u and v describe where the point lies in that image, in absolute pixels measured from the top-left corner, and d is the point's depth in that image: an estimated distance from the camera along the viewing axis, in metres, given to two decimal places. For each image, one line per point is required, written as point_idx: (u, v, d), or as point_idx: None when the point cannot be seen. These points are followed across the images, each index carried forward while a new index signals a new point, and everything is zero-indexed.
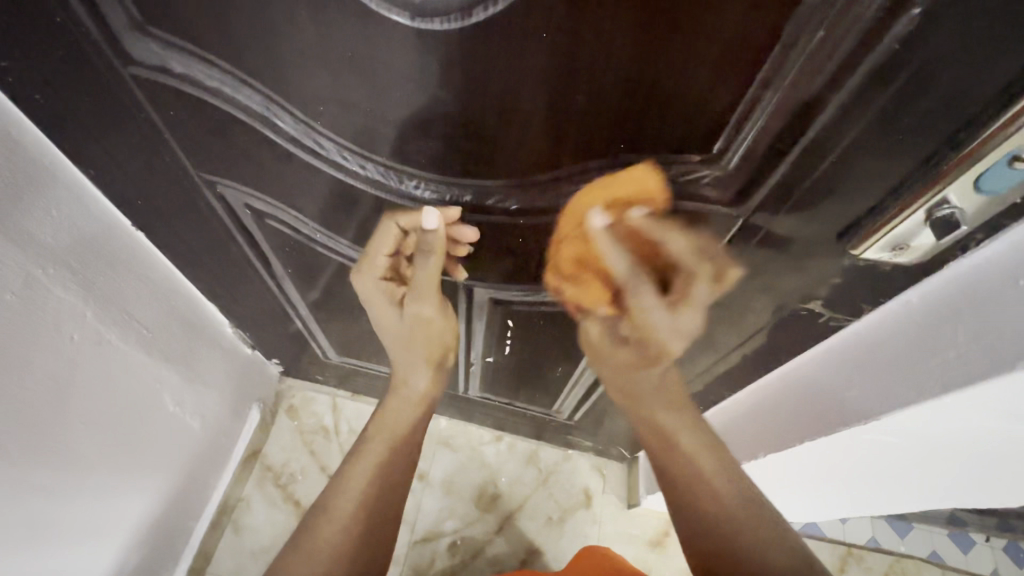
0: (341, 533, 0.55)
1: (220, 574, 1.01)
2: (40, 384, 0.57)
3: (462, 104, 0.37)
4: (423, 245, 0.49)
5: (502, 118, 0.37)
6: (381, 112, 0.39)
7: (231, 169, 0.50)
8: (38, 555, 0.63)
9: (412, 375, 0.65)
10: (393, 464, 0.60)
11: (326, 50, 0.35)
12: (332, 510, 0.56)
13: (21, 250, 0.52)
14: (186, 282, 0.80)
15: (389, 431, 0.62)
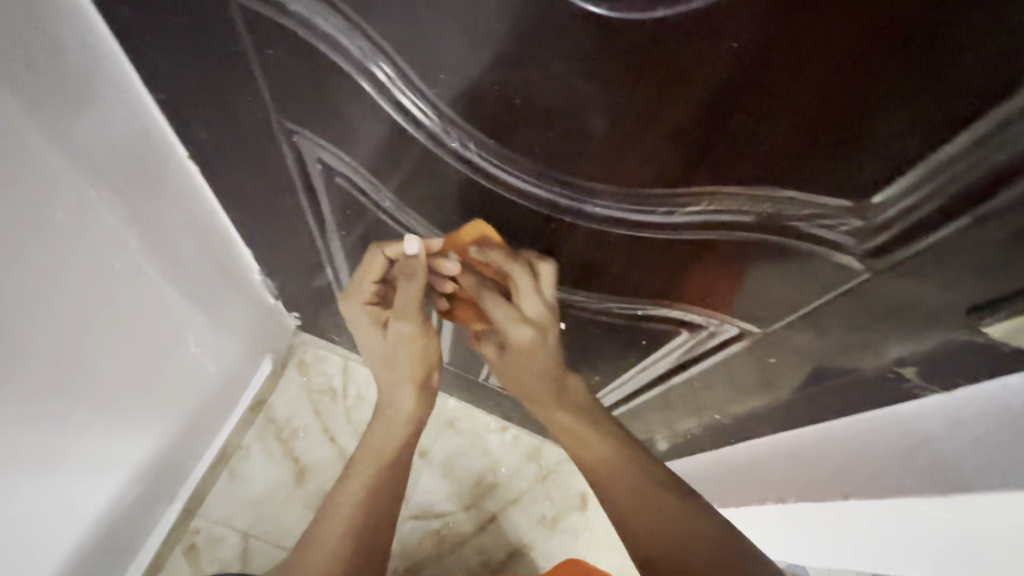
0: (326, 560, 0.55)
1: (210, 517, 1.00)
2: (77, 308, 0.54)
3: (604, 101, 0.34)
4: (406, 269, 0.55)
5: (642, 123, 0.34)
6: (508, 94, 0.36)
7: (315, 120, 0.47)
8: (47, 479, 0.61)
9: (399, 394, 0.68)
10: (377, 492, 0.61)
11: (470, 16, 0.32)
12: (316, 538, 0.57)
13: (77, 168, 0.49)
14: (228, 224, 0.77)
15: (374, 455, 0.63)
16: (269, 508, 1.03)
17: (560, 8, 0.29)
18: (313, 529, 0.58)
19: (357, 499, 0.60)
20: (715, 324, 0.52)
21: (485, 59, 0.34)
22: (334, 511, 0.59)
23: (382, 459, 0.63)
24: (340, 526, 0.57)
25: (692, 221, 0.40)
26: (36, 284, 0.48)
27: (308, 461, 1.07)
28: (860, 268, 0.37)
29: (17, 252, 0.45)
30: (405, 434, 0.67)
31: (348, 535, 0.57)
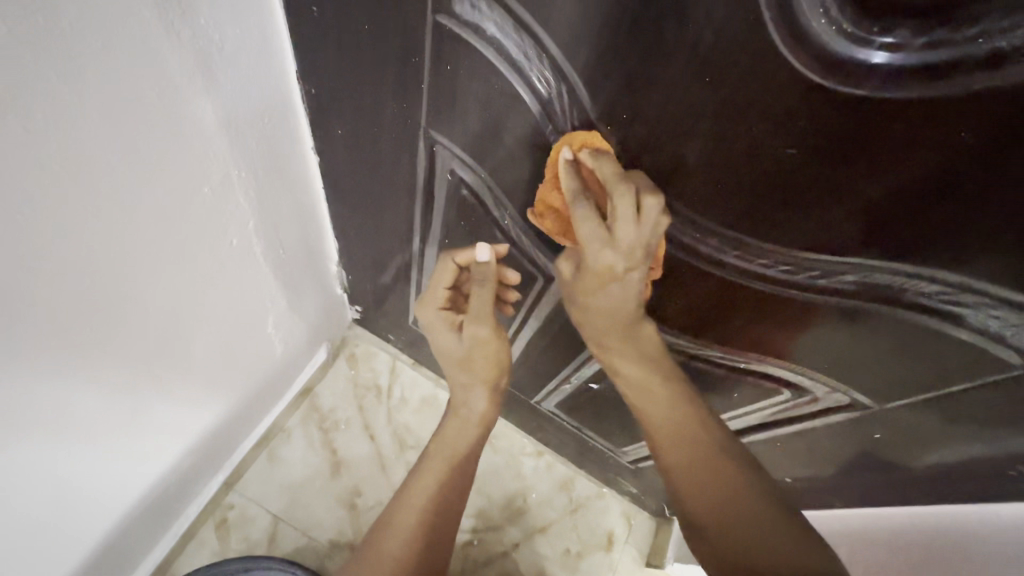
0: (403, 543, 0.61)
1: (245, 494, 1.01)
2: (192, 279, 0.57)
3: (786, 166, 0.34)
4: (479, 275, 0.59)
5: (821, 193, 0.34)
6: (683, 144, 0.37)
7: (466, 134, 0.49)
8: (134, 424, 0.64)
9: (471, 397, 0.69)
10: (448, 484, 0.65)
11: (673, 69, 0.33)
12: (396, 514, 0.63)
13: (229, 148, 0.51)
14: (325, 214, 0.79)
15: (448, 449, 0.68)
16: (302, 495, 1.03)
17: (777, 76, 0.30)
18: (394, 508, 0.64)
19: (432, 486, 0.65)
20: (824, 390, 0.51)
21: (672, 110, 0.35)
22: (411, 495, 0.64)
23: (455, 454, 0.67)
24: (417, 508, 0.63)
25: (839, 289, 0.40)
26: (170, 250, 0.51)
27: (345, 454, 1.08)
28: (1016, 360, 0.36)
29: (161, 218, 0.48)
30: (476, 436, 0.69)
31: (422, 518, 0.63)
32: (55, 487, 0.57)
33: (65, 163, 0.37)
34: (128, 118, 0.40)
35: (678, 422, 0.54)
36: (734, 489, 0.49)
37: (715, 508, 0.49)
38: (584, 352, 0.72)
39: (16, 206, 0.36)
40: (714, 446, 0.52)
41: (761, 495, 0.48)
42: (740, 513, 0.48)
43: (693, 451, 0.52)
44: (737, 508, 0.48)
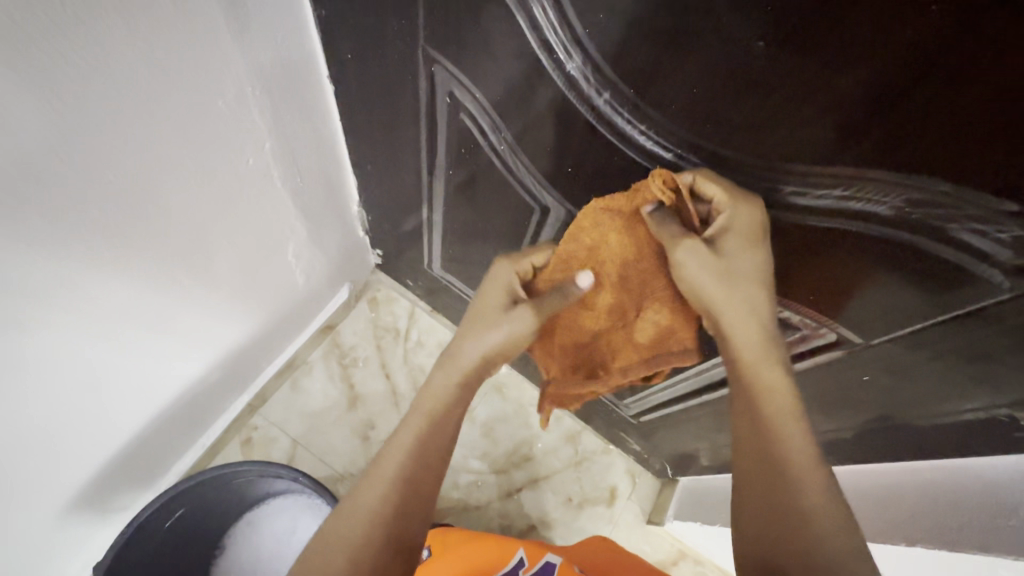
0: (374, 511, 0.49)
1: (269, 418, 1.08)
2: (212, 191, 0.61)
3: (766, 62, 0.33)
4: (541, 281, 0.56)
5: (800, 91, 0.33)
6: (660, 46, 0.36)
7: (462, 52, 0.49)
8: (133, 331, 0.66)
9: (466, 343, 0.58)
10: (422, 455, 0.52)
11: None
12: (360, 494, 0.50)
13: (245, 63, 0.54)
14: (344, 150, 0.82)
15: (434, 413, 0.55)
16: (320, 424, 1.10)
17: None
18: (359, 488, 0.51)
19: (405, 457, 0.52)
20: (812, 327, 0.50)
21: (649, 7, 0.34)
22: (379, 468, 0.52)
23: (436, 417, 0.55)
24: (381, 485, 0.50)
25: (824, 205, 0.39)
26: (189, 157, 0.55)
27: (362, 390, 1.13)
28: (1003, 284, 0.35)
29: (180, 124, 0.52)
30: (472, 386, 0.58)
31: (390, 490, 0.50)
32: (89, 371, 0.64)
33: (94, 57, 0.41)
34: (150, 20, 0.43)
35: (787, 412, 0.44)
36: (819, 514, 0.42)
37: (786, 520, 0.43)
38: None
39: (51, 92, 0.40)
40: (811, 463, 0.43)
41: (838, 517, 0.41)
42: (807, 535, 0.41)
43: (763, 454, 0.45)
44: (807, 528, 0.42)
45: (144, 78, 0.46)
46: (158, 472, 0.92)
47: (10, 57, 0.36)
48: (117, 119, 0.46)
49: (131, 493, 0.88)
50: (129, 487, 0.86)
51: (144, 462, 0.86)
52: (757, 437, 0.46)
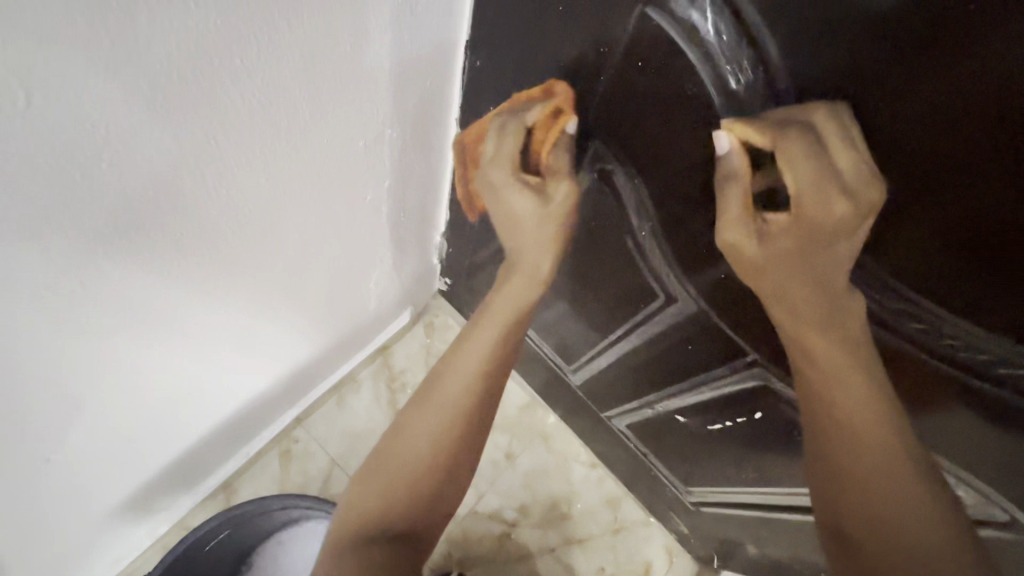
0: (426, 446, 0.52)
1: (311, 432, 1.06)
2: (324, 226, 0.59)
3: (943, 169, 0.32)
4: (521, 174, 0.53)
5: (975, 209, 0.32)
6: (904, 174, 0.34)
7: (629, 136, 0.46)
8: (215, 353, 0.64)
9: (474, 336, 0.56)
10: (446, 447, 0.52)
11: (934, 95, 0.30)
12: (388, 468, 0.51)
13: (392, 108, 0.52)
14: (445, 188, 0.79)
15: (436, 409, 0.53)
16: (360, 446, 1.07)
17: (993, 63, 0.27)
18: (373, 468, 0.52)
19: (429, 442, 0.52)
20: (971, 501, 0.46)
21: (861, 103, 0.32)
22: (405, 446, 0.52)
23: (444, 419, 0.52)
24: (434, 423, 0.52)
25: (960, 329, 0.37)
26: (315, 194, 0.53)
27: None
28: None
29: (316, 164, 0.49)
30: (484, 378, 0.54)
31: (425, 476, 0.51)
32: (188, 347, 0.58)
33: (258, 96, 0.39)
34: (320, 67, 0.40)
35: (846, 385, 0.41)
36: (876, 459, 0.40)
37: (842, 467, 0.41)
38: (678, 384, 0.68)
39: (212, 129, 0.38)
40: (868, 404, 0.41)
41: (913, 481, 0.39)
42: (898, 494, 0.39)
43: (836, 400, 0.41)
44: (892, 483, 0.39)
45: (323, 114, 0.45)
46: (200, 478, 0.90)
47: (183, 91, 0.34)
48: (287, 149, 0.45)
49: (172, 497, 0.86)
50: (171, 492, 0.84)
51: (190, 470, 0.84)
52: (820, 376, 0.42)
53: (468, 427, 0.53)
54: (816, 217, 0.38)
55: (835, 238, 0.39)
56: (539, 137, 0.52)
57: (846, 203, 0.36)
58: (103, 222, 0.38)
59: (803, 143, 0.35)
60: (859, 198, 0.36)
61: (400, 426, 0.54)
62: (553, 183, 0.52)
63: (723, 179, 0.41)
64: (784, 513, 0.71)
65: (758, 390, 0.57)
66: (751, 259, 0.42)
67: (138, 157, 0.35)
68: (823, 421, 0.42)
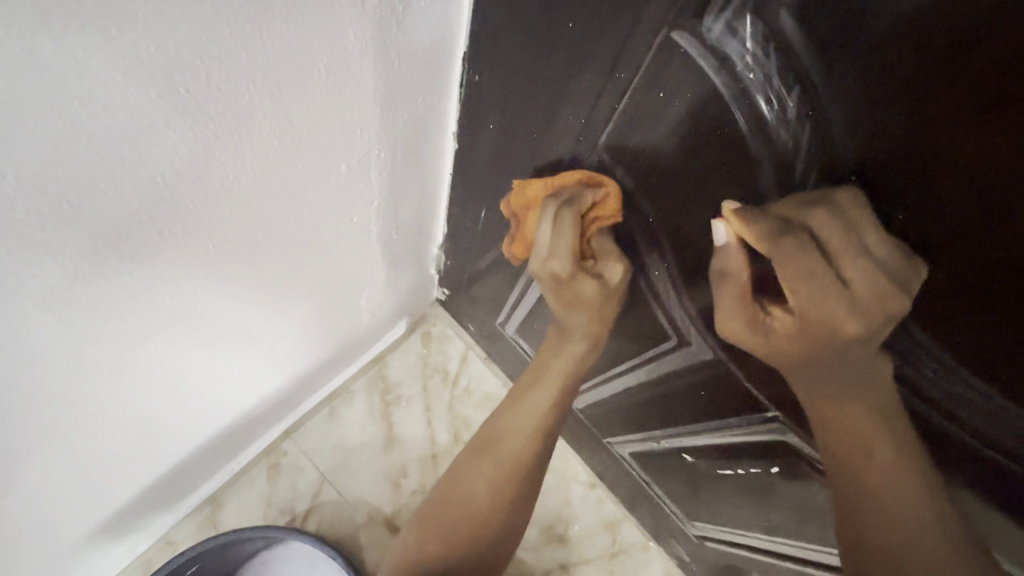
0: (488, 497, 0.57)
1: (301, 446, 1.02)
2: (307, 250, 0.54)
3: (960, 226, 0.28)
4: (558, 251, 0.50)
5: (988, 280, 0.29)
6: (975, 246, 0.28)
7: (647, 170, 0.40)
8: (192, 381, 0.59)
9: (528, 395, 0.59)
10: (502, 496, 0.57)
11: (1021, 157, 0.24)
12: (451, 511, 0.57)
13: (380, 126, 0.46)
14: (443, 200, 0.74)
15: (495, 457, 0.58)
16: (352, 460, 1.03)
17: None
18: (439, 512, 0.57)
19: (486, 489, 0.57)
20: None
21: (928, 155, 0.27)
22: (468, 493, 0.57)
23: (497, 468, 0.57)
24: (491, 481, 0.57)
25: (954, 403, 0.34)
26: (295, 222, 0.47)
27: (400, 432, 1.05)
28: None
29: (295, 193, 0.44)
30: (539, 430, 0.58)
31: (484, 520, 0.56)
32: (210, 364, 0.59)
33: (222, 131, 0.33)
34: (293, 92, 0.35)
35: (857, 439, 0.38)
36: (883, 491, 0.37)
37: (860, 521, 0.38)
38: (687, 424, 0.63)
39: (167, 171, 0.32)
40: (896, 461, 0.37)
41: (950, 547, 0.35)
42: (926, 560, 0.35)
43: (862, 453, 0.38)
44: (919, 547, 0.36)
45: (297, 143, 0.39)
46: (181, 495, 0.86)
47: (125, 133, 0.28)
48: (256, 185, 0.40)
49: (151, 515, 0.82)
50: (149, 512, 0.81)
51: (170, 489, 0.80)
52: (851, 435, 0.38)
53: (523, 476, 0.57)
54: (815, 316, 0.36)
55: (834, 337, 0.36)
56: (590, 222, 0.48)
57: (847, 303, 0.34)
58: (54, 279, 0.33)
59: (799, 244, 0.33)
60: (866, 297, 0.33)
61: (463, 472, 0.59)
62: (606, 264, 0.50)
63: (719, 273, 0.40)
64: (795, 563, 0.66)
65: (776, 444, 0.52)
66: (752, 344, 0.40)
67: (76, 209, 0.30)
68: (847, 473, 0.39)
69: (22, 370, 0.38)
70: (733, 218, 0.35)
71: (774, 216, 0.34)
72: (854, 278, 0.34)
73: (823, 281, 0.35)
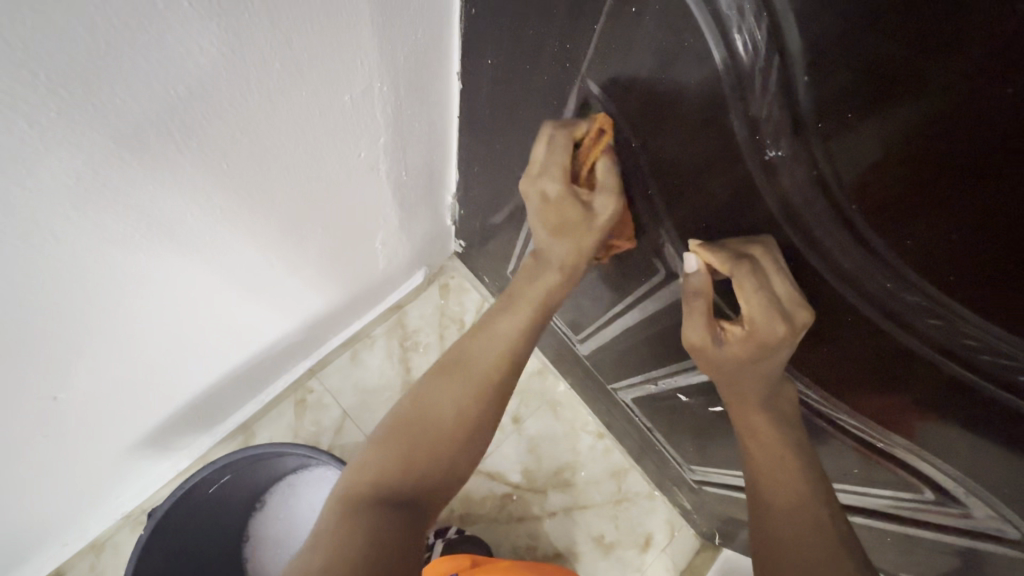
0: (458, 410, 0.52)
1: (325, 384, 1.09)
2: (317, 184, 0.57)
3: (890, 144, 0.28)
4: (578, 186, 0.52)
5: (928, 186, 0.28)
6: (900, 168, 0.29)
7: (630, 95, 0.42)
8: (217, 306, 0.65)
9: (497, 321, 0.57)
10: (469, 414, 0.52)
11: (933, 71, 0.25)
12: (412, 426, 0.51)
13: (380, 59, 0.48)
14: (454, 146, 0.76)
15: (460, 379, 0.53)
16: (371, 401, 1.09)
17: (943, 50, 0.24)
18: (395, 438, 0.50)
19: (453, 408, 0.52)
20: (990, 517, 0.40)
21: (856, 70, 0.27)
22: (432, 412, 0.52)
23: (459, 386, 0.53)
24: (463, 391, 0.53)
25: (908, 312, 0.34)
26: (302, 153, 0.51)
27: (418, 376, 1.11)
28: None
29: (299, 121, 0.47)
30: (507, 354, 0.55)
31: (446, 447, 0.50)
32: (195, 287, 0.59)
33: (226, 50, 0.36)
34: (290, 17, 0.38)
35: (769, 437, 0.46)
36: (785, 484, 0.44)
37: (770, 518, 0.43)
38: (686, 360, 0.65)
39: (178, 85, 0.36)
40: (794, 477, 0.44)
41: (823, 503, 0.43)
42: (812, 512, 0.42)
43: (774, 470, 0.45)
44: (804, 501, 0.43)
45: (291, 77, 0.42)
46: (215, 419, 0.95)
47: (138, 44, 0.32)
48: (249, 120, 0.43)
49: (190, 435, 0.91)
50: (187, 432, 0.89)
51: (204, 412, 0.88)
52: (768, 452, 0.46)
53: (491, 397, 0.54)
54: (762, 327, 0.43)
55: (775, 349, 0.44)
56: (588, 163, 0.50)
57: (777, 314, 0.42)
58: (83, 186, 0.38)
59: (750, 269, 0.40)
60: (787, 303, 0.41)
61: (422, 396, 0.54)
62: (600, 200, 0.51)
63: (692, 291, 0.48)
64: None
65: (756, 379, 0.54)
66: (708, 353, 0.49)
67: (97, 112, 0.34)
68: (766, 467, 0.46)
69: (67, 277, 0.44)
70: (699, 249, 0.44)
71: (726, 249, 0.42)
72: (782, 293, 0.41)
73: (759, 300, 0.41)
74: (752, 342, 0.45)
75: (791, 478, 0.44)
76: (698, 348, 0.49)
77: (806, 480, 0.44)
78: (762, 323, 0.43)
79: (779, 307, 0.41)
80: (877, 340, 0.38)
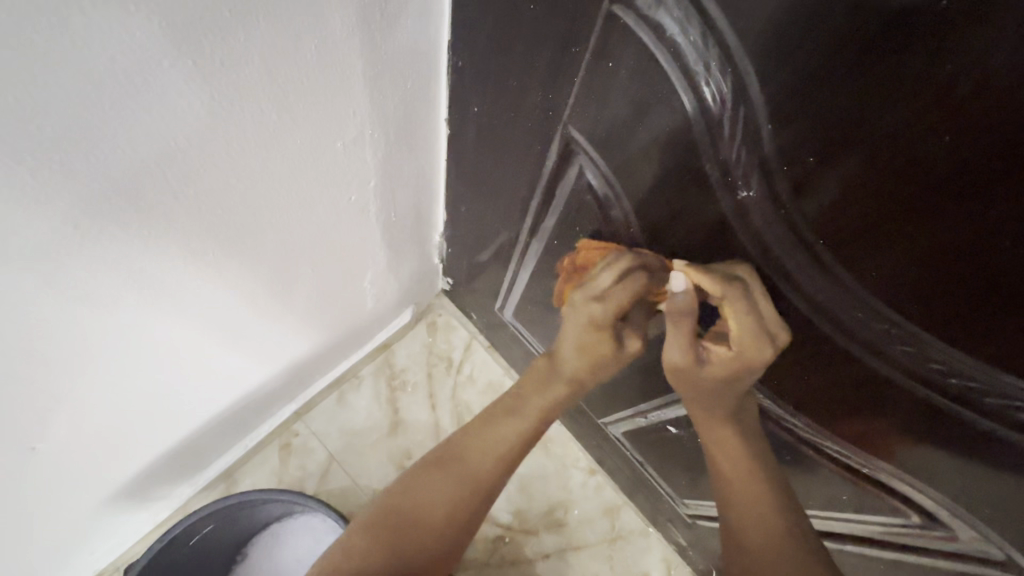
0: (451, 498, 0.54)
1: (311, 428, 1.07)
2: (308, 227, 0.58)
3: (848, 184, 0.31)
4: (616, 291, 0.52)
5: (887, 221, 0.30)
6: (861, 204, 0.31)
7: (608, 141, 0.44)
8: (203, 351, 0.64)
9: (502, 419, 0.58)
10: (463, 504, 0.54)
11: (880, 118, 0.27)
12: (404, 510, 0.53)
13: (371, 108, 0.51)
14: (440, 188, 0.78)
15: (460, 464, 0.56)
16: (358, 443, 1.07)
17: (888, 99, 0.26)
18: (387, 517, 0.53)
19: (446, 498, 0.54)
20: (975, 538, 0.41)
21: (814, 117, 0.30)
22: (425, 501, 0.54)
23: (455, 478, 0.55)
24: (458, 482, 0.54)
25: (879, 339, 0.36)
26: (294, 197, 0.52)
27: (406, 417, 1.10)
28: None
29: (293, 166, 0.48)
30: (506, 448, 0.57)
31: (437, 533, 0.52)
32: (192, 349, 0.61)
33: (224, 102, 0.38)
34: (286, 70, 0.40)
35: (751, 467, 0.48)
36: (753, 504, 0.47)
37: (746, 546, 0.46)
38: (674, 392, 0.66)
39: (177, 135, 0.37)
40: (767, 506, 0.47)
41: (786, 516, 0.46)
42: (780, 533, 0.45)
43: (743, 492, 0.48)
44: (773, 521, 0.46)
45: (286, 125, 0.44)
46: (196, 468, 0.92)
47: (141, 99, 0.33)
48: (245, 166, 0.44)
49: (169, 486, 0.88)
50: (166, 482, 0.86)
51: (185, 461, 0.85)
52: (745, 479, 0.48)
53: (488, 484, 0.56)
54: (751, 352, 0.45)
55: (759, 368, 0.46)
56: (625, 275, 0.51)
57: (765, 337, 0.43)
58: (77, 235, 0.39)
59: (740, 292, 0.41)
60: (772, 325, 0.42)
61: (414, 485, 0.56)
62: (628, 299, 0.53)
63: (676, 312, 0.47)
64: None
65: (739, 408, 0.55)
66: (689, 372, 0.50)
67: (97, 163, 0.35)
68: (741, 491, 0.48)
69: (55, 325, 0.44)
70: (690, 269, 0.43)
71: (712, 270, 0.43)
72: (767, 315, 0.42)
73: (749, 324, 0.43)
74: (739, 363, 0.46)
75: (758, 497, 0.47)
76: (679, 366, 0.51)
77: (769, 495, 0.47)
78: (750, 347, 0.44)
79: (767, 331, 0.43)
80: (853, 367, 0.40)
